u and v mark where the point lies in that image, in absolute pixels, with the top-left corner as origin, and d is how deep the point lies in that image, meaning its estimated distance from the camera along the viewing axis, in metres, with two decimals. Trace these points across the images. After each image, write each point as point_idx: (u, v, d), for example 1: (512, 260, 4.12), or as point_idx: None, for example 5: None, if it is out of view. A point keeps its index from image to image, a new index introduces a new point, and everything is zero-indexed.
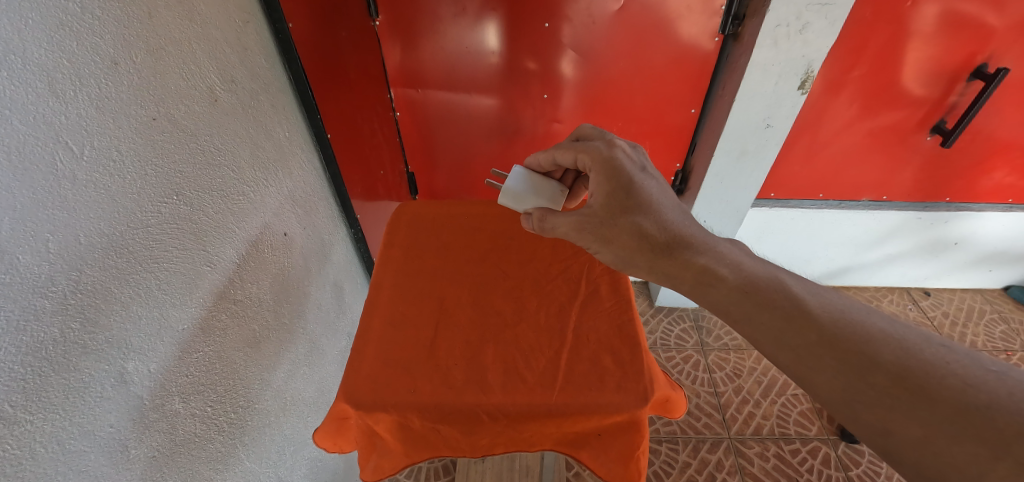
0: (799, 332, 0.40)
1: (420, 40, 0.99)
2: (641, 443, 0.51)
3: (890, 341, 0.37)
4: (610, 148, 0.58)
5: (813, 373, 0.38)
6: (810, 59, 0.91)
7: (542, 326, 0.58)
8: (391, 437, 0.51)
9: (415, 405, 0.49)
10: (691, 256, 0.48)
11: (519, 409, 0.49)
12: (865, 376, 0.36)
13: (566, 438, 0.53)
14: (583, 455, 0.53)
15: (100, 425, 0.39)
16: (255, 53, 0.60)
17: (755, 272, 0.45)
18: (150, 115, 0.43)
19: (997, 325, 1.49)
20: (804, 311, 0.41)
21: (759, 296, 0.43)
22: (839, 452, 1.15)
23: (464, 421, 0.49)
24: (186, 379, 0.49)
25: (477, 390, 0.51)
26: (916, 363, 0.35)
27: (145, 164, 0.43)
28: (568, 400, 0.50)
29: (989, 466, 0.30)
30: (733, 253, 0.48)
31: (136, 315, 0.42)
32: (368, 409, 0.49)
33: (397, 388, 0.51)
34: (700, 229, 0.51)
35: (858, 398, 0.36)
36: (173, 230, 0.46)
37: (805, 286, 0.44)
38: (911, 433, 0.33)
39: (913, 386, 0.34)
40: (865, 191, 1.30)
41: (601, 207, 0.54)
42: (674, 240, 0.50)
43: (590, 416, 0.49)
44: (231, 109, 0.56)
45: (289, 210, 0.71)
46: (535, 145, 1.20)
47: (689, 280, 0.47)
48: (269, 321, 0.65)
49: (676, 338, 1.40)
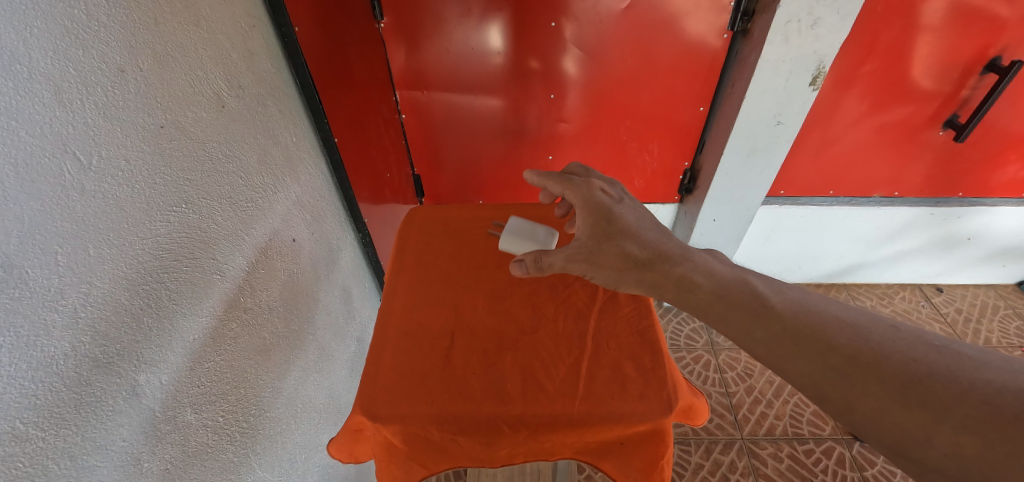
0: (766, 325, 0.40)
1: (425, 42, 0.98)
2: (667, 451, 0.50)
3: (843, 327, 0.37)
4: (590, 184, 0.57)
5: (783, 362, 0.38)
6: (821, 54, 0.90)
7: (560, 333, 0.57)
8: (407, 449, 0.50)
9: (432, 417, 0.48)
10: (671, 266, 0.48)
11: (540, 419, 0.48)
12: (825, 358, 0.36)
13: (588, 449, 0.52)
14: (606, 465, 0.51)
15: (112, 439, 0.38)
16: (261, 58, 0.59)
17: (726, 276, 0.45)
18: (158, 123, 0.43)
19: (1011, 321, 1.47)
20: (767, 307, 0.41)
21: (729, 296, 0.43)
22: (854, 452, 1.13)
23: (483, 431, 0.48)
24: (198, 390, 0.48)
25: (495, 400, 0.50)
26: (868, 343, 0.35)
27: (154, 174, 0.42)
28: (588, 410, 0.49)
29: (934, 429, 0.30)
30: (708, 261, 0.47)
31: (146, 326, 0.41)
32: (386, 421, 0.48)
33: (414, 399, 0.50)
34: (676, 241, 0.51)
35: (825, 378, 0.35)
36: (182, 240, 0.46)
37: (772, 285, 0.44)
38: (869, 405, 0.33)
39: (868, 364, 0.34)
40: (876, 188, 1.28)
41: (585, 234, 0.53)
42: (661, 261, 0.49)
43: (612, 426, 0.48)
44: (239, 115, 0.55)
45: (297, 216, 0.71)
46: (540, 145, 1.18)
47: (671, 289, 0.46)
48: (279, 328, 0.64)
49: (686, 338, 1.39)
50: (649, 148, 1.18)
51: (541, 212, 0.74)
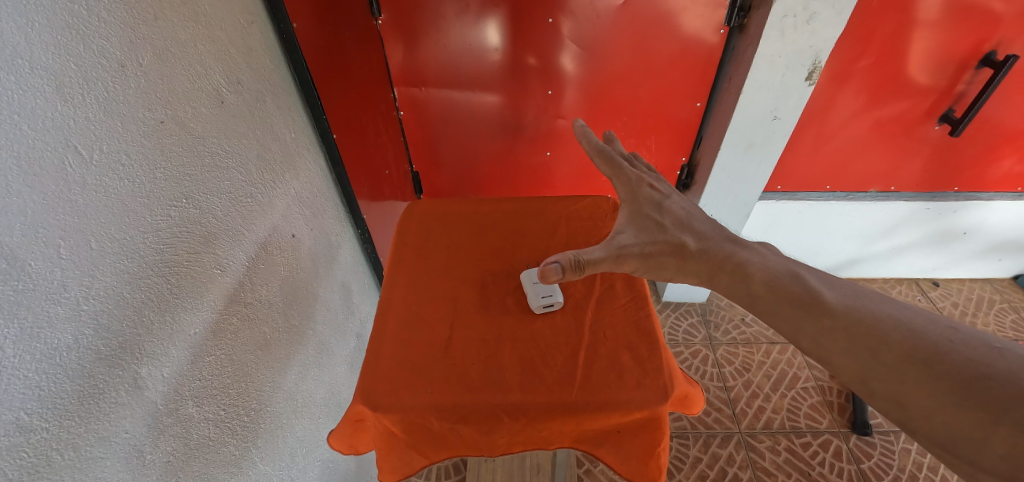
0: (816, 319, 0.40)
1: (422, 38, 0.98)
2: (663, 440, 0.51)
3: (898, 324, 0.38)
4: (640, 178, 0.60)
5: (832, 355, 0.39)
6: (817, 49, 0.90)
7: (557, 324, 0.57)
8: (407, 439, 0.51)
9: (432, 406, 0.49)
10: (725, 257, 0.48)
11: (537, 408, 0.49)
12: (876, 354, 0.37)
13: (585, 438, 0.52)
14: (602, 453, 0.52)
15: (115, 431, 0.39)
16: (260, 54, 0.60)
17: (777, 268, 0.45)
18: (158, 118, 0.43)
19: (1007, 314, 1.48)
20: (820, 301, 0.41)
21: (781, 289, 0.43)
22: (851, 444, 1.14)
23: (481, 420, 0.49)
24: (199, 383, 0.48)
25: (493, 390, 0.50)
26: (924, 342, 0.36)
27: (154, 168, 0.42)
28: (585, 398, 0.49)
29: (991, 430, 0.30)
30: (763, 252, 0.48)
31: (148, 319, 0.42)
32: (385, 410, 0.49)
33: (413, 389, 0.50)
34: (727, 233, 0.52)
35: (875, 374, 0.36)
36: (183, 235, 0.46)
37: (825, 279, 0.44)
38: (922, 403, 0.34)
39: (923, 362, 0.35)
40: (873, 182, 1.29)
41: (637, 225, 0.54)
42: (714, 250, 0.49)
43: (609, 414, 0.49)
44: (238, 111, 0.55)
45: (297, 212, 0.71)
46: (538, 141, 1.19)
47: (727, 279, 0.47)
48: (279, 323, 0.65)
49: (684, 333, 1.40)
50: (647, 144, 1.18)
51: (539, 206, 0.74)
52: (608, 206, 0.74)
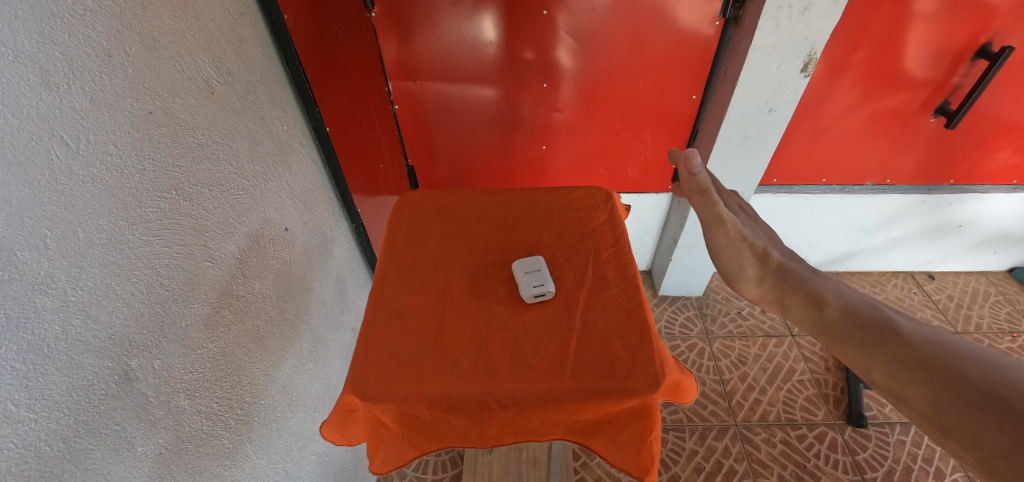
0: (891, 347, 0.41)
1: (417, 31, 0.98)
2: (654, 429, 0.51)
3: (978, 360, 0.38)
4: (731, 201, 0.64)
5: (907, 388, 0.39)
6: (812, 41, 0.89)
7: (549, 314, 0.57)
8: (398, 429, 0.51)
9: (423, 396, 0.49)
10: (801, 282, 0.52)
11: (528, 398, 0.49)
12: (954, 388, 0.37)
13: (577, 427, 0.53)
14: (594, 442, 0.53)
15: (105, 422, 0.38)
16: (251, 46, 0.59)
17: (855, 299, 0.48)
18: (147, 109, 0.43)
19: (1002, 307, 1.47)
20: (894, 332, 0.43)
21: (858, 317, 0.45)
22: (846, 436, 1.15)
23: (472, 409, 0.49)
24: (191, 376, 0.48)
25: (485, 380, 0.50)
26: (1008, 379, 0.36)
27: (143, 158, 0.42)
28: (577, 387, 0.49)
29: None
30: (842, 286, 0.51)
31: (138, 311, 0.42)
32: (375, 400, 0.49)
33: (404, 379, 0.50)
34: (808, 266, 0.56)
35: (950, 409, 0.36)
36: (173, 226, 0.46)
37: (911, 318, 0.45)
38: (997, 441, 0.33)
39: (1002, 399, 0.35)
40: (869, 176, 1.29)
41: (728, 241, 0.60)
42: (793, 275, 0.54)
43: (600, 403, 0.49)
44: (229, 102, 0.55)
45: (290, 205, 0.71)
46: (534, 135, 1.18)
47: (799, 300, 0.51)
48: (273, 316, 0.64)
49: (681, 327, 1.40)
50: (643, 137, 1.18)
51: (532, 197, 0.74)
52: (602, 196, 0.74)
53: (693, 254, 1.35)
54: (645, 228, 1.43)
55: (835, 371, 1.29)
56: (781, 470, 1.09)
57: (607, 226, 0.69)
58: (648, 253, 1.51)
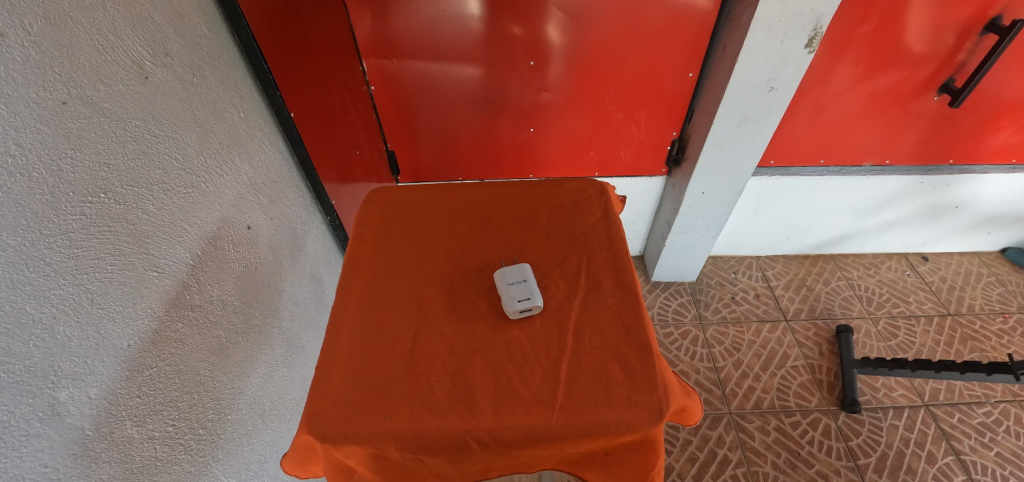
0: None
1: (393, 5, 0.89)
2: (656, 461, 0.47)
3: None
4: None
5: None
6: (819, 13, 0.83)
7: (536, 329, 0.53)
8: (364, 469, 0.47)
9: (390, 435, 0.45)
10: None
11: (512, 433, 0.45)
12: None
13: (569, 460, 0.49)
14: (588, 474, 0.49)
15: (31, 466, 0.33)
16: (194, 21, 0.52)
17: None
18: (59, 99, 0.36)
19: (994, 287, 1.47)
20: None
21: None
22: (839, 422, 1.14)
23: (449, 449, 0.45)
24: (138, 400, 0.43)
25: (463, 412, 0.46)
26: None
27: (58, 157, 0.36)
28: (570, 420, 0.45)
29: None
30: None
31: (63, 336, 0.36)
32: (336, 441, 0.44)
33: (369, 414, 0.46)
34: None
35: None
36: (104, 234, 0.40)
37: None
38: None
39: None
40: (868, 156, 1.25)
41: None
42: None
43: (598, 437, 0.45)
44: (169, 88, 0.48)
45: (251, 201, 0.64)
46: (521, 118, 1.12)
47: None
48: (236, 323, 0.59)
49: (674, 313, 1.38)
50: (636, 118, 1.12)
51: (519, 192, 0.69)
52: (595, 190, 0.69)
53: (687, 239, 1.32)
54: (637, 212, 1.39)
55: (829, 356, 1.28)
56: (774, 459, 1.08)
57: (601, 226, 0.64)
58: (640, 237, 1.48)
